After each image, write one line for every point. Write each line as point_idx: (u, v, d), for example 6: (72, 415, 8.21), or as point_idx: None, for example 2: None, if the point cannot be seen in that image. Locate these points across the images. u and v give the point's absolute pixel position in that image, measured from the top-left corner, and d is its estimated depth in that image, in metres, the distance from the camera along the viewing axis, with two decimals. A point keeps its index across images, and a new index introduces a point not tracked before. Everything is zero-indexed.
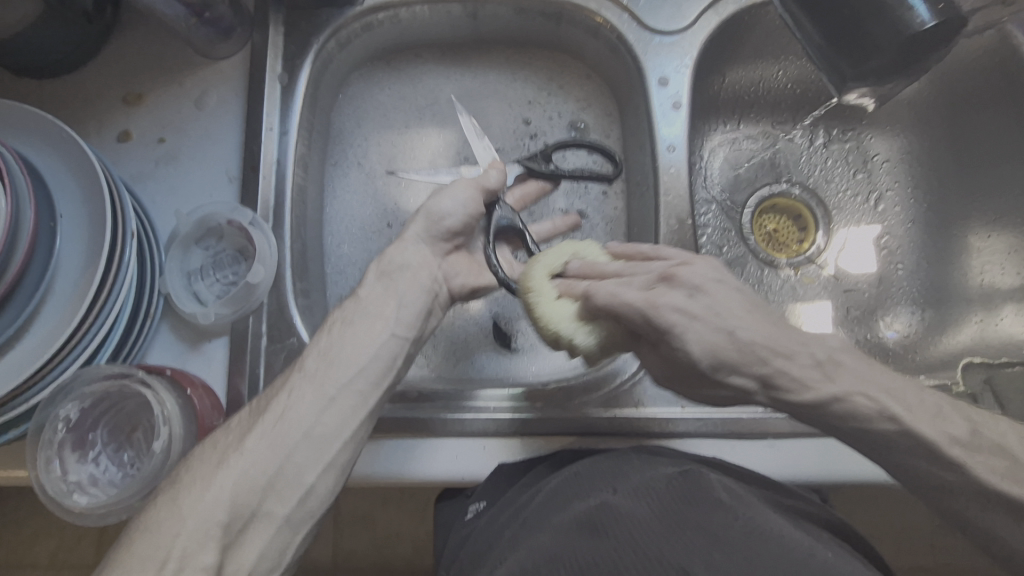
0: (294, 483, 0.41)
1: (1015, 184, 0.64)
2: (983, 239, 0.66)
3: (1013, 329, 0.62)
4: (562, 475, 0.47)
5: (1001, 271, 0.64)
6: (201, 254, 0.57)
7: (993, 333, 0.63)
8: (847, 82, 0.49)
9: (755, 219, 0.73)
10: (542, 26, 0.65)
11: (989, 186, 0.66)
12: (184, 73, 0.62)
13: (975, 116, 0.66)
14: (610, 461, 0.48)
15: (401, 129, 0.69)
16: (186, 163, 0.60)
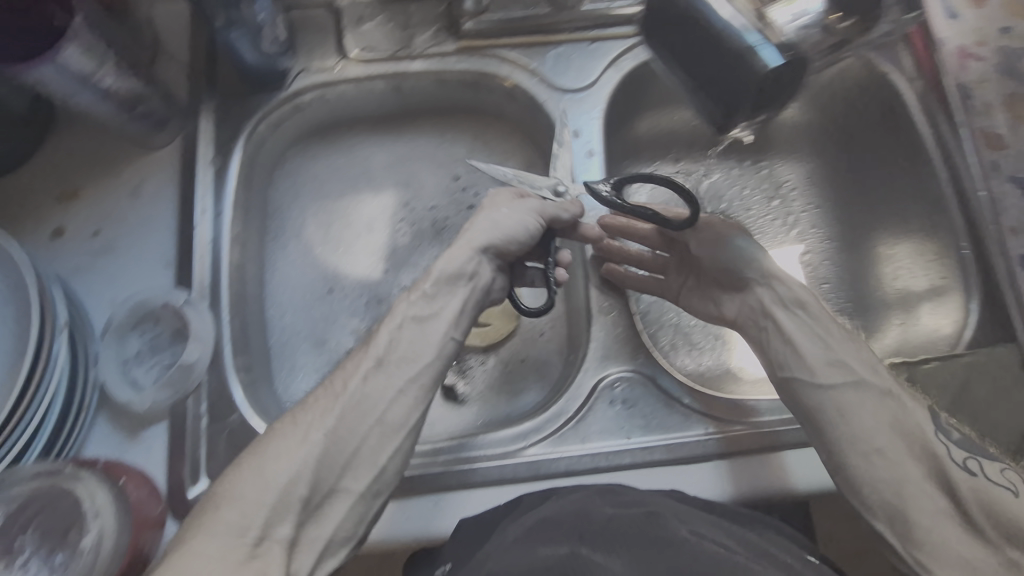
0: (287, 516, 0.42)
1: (913, 191, 0.68)
2: (889, 248, 0.70)
3: (932, 325, 0.65)
4: (527, 522, 0.46)
5: (911, 274, 0.68)
6: (137, 340, 0.57)
7: (915, 331, 0.66)
8: (716, 127, 0.52)
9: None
10: (462, 93, 0.70)
11: (889, 199, 0.71)
12: (118, 165, 0.63)
13: (865, 138, 0.72)
14: (575, 506, 0.46)
15: (337, 199, 0.72)
16: (123, 252, 0.60)
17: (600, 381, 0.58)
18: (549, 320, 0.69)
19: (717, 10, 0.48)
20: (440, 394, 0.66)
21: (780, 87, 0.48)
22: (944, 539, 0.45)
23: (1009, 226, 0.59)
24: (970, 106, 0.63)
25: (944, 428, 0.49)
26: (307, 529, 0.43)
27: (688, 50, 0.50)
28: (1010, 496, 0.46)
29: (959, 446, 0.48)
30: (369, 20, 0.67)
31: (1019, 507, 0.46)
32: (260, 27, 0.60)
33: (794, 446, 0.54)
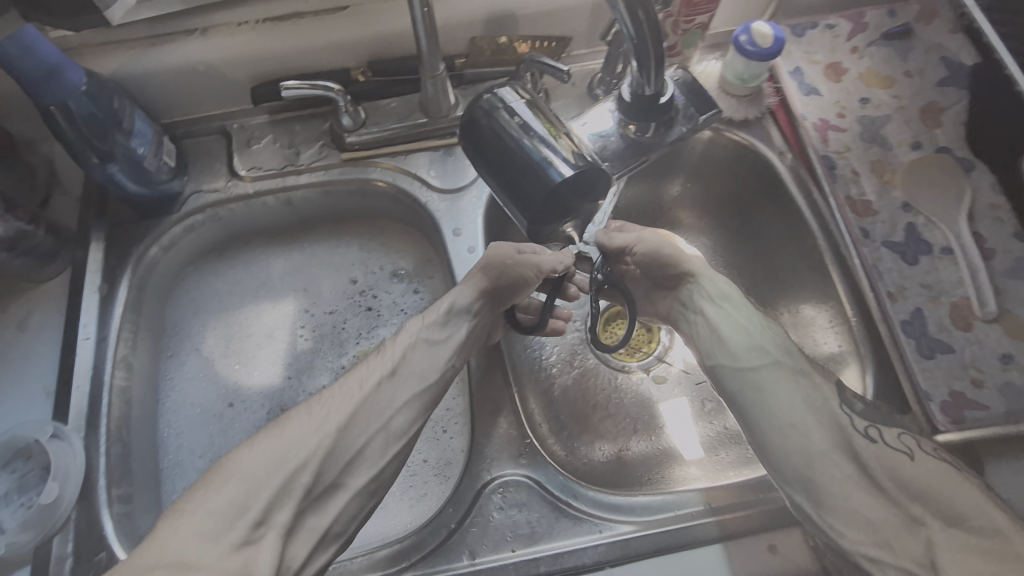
0: None
1: (809, 256, 0.66)
2: (815, 309, 0.67)
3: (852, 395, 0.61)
4: None
5: (830, 337, 0.65)
6: (7, 478, 0.55)
7: None
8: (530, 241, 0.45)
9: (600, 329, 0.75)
10: (351, 200, 0.72)
11: (789, 265, 0.69)
12: (9, 299, 0.63)
13: (757, 206, 0.71)
14: None
15: (238, 310, 0.71)
16: (6, 387, 0.60)
17: (487, 485, 0.56)
18: (453, 417, 0.65)
19: (518, 122, 0.43)
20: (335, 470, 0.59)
21: (579, 193, 0.43)
22: (858, 507, 0.45)
23: (886, 290, 0.59)
24: (835, 176, 0.64)
25: (849, 401, 0.50)
26: (305, 519, 0.43)
27: (486, 160, 0.44)
28: (908, 462, 0.46)
29: (862, 416, 0.49)
30: (258, 140, 0.70)
31: (920, 474, 0.46)
32: (141, 159, 0.62)
33: (681, 547, 0.52)
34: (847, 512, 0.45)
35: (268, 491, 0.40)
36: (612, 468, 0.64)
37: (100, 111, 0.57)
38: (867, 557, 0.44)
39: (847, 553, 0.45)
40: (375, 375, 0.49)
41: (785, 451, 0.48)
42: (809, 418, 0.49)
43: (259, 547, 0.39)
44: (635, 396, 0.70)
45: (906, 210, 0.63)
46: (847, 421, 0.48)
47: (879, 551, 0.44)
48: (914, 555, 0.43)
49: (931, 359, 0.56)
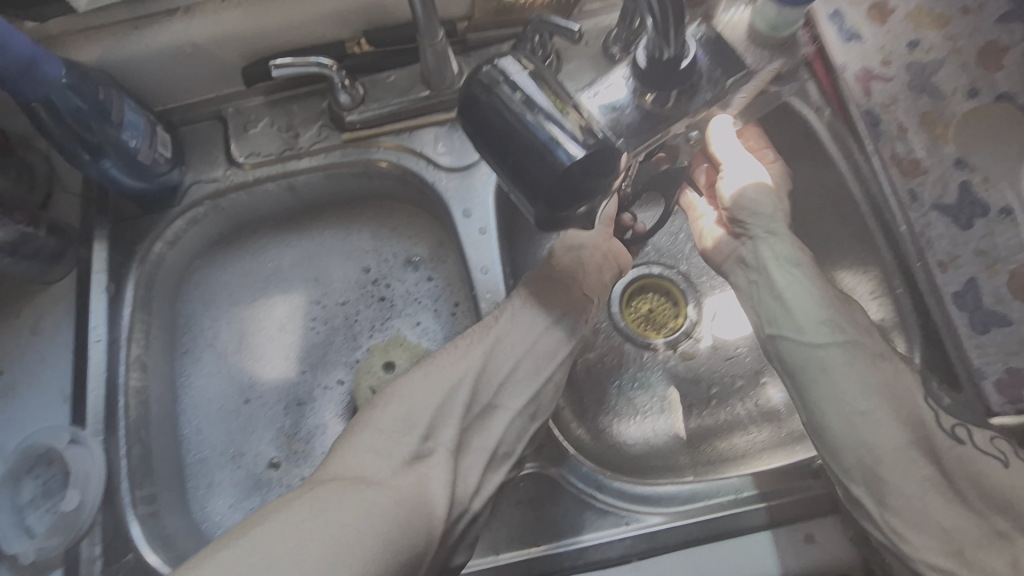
0: None
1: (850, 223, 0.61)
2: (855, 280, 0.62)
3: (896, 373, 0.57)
4: None
5: (874, 309, 0.60)
6: (32, 483, 0.56)
7: None
8: (541, 229, 0.41)
9: (624, 304, 0.70)
10: (356, 182, 0.69)
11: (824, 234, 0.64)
12: (20, 302, 0.63)
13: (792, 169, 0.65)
14: None
15: (249, 303, 0.70)
16: (23, 391, 0.60)
17: (507, 479, 0.54)
18: None
19: (521, 97, 0.38)
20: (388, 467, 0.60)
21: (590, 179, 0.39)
22: (927, 504, 0.44)
23: (935, 261, 0.54)
24: (879, 133, 0.58)
25: (934, 394, 0.48)
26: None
27: (486, 140, 0.40)
28: (999, 467, 0.45)
29: (946, 412, 0.47)
30: (255, 124, 0.67)
31: (999, 473, 0.45)
32: (135, 152, 0.60)
33: (710, 538, 0.50)
34: (906, 507, 0.44)
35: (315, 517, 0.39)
36: (637, 455, 0.62)
37: (85, 104, 0.54)
38: (935, 568, 0.44)
39: (908, 559, 0.44)
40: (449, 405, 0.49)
41: (856, 439, 0.46)
42: (879, 401, 0.46)
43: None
44: (662, 375, 0.66)
45: (961, 168, 0.57)
46: (930, 418, 0.47)
47: (945, 558, 0.43)
48: (996, 570, 0.42)
49: (984, 334, 0.52)
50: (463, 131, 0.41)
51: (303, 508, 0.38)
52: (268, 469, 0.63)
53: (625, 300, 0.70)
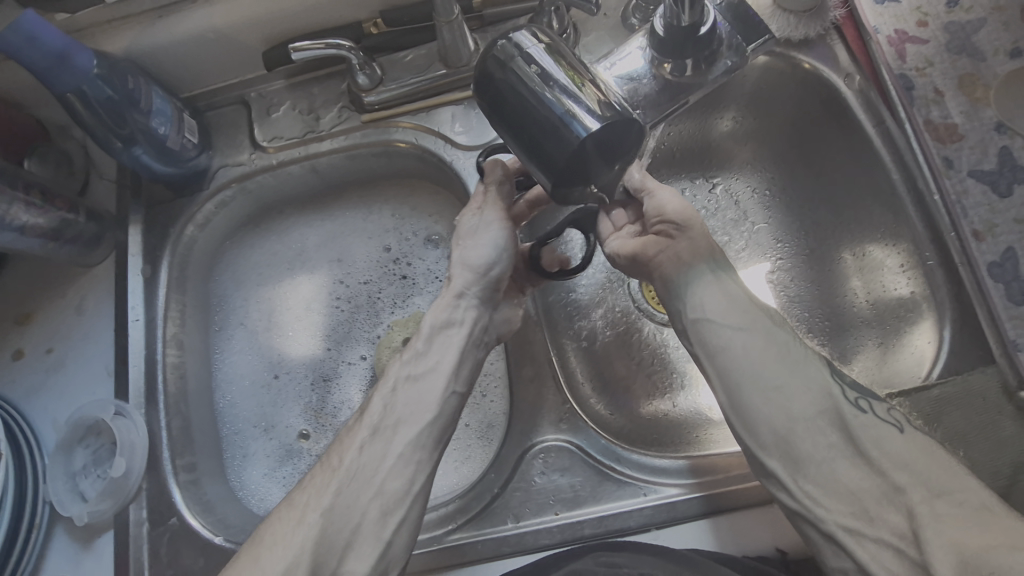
0: None
1: (878, 194, 0.59)
2: (885, 252, 0.59)
3: (926, 348, 0.54)
4: None
5: (903, 281, 0.58)
6: (83, 453, 0.60)
7: (908, 353, 0.56)
8: (554, 205, 0.41)
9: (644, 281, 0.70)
10: (377, 163, 0.69)
11: (852, 206, 0.62)
12: (65, 283, 0.66)
13: (819, 139, 0.63)
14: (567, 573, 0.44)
15: (277, 282, 0.72)
16: (71, 367, 0.63)
17: (528, 451, 0.55)
18: (493, 381, 0.65)
19: (536, 71, 0.38)
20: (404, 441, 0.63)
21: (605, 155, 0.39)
22: (836, 472, 0.40)
23: (970, 229, 0.52)
24: (912, 98, 0.56)
25: (840, 370, 0.44)
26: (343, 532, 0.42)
27: (501, 115, 0.39)
28: (897, 436, 0.40)
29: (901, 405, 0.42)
30: (277, 107, 0.68)
31: None
32: (164, 138, 0.62)
33: (731, 509, 0.50)
34: (842, 490, 0.40)
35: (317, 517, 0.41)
36: (658, 426, 0.62)
37: (116, 94, 0.56)
38: (844, 529, 0.39)
39: (819, 522, 0.40)
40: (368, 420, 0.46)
41: (766, 413, 0.42)
42: (793, 380, 0.42)
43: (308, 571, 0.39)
44: (683, 349, 0.66)
45: (1002, 132, 0.54)
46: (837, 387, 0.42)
47: (859, 523, 0.39)
48: (896, 529, 0.38)
49: (1023, 305, 0.50)
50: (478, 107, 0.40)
51: None
52: (299, 441, 0.66)
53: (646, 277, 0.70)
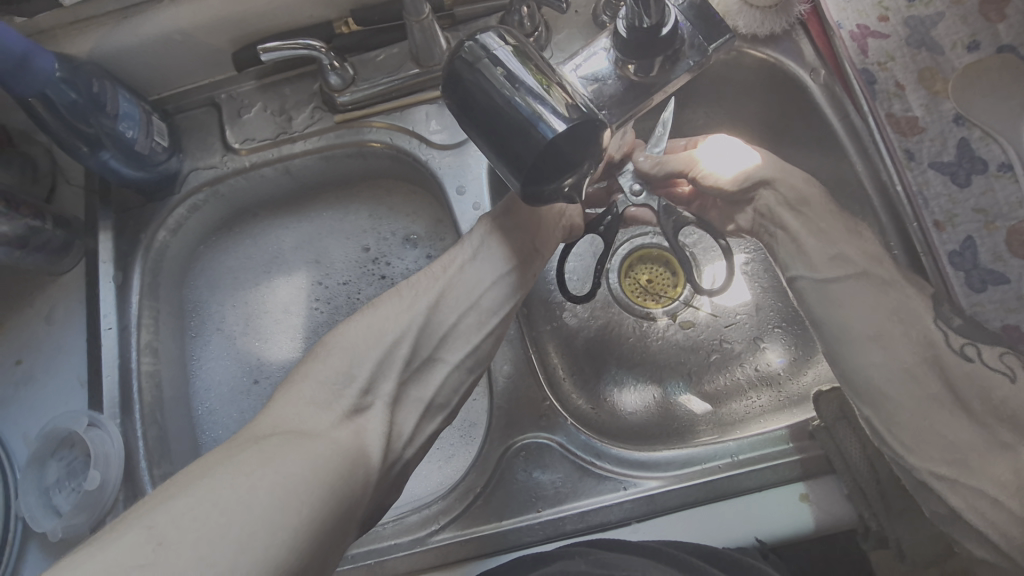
0: None
1: (844, 187, 0.60)
2: None
3: None
4: None
5: None
6: (55, 466, 0.58)
7: None
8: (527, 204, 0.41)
9: (621, 276, 0.70)
10: (351, 163, 0.69)
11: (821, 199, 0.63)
12: (34, 293, 0.65)
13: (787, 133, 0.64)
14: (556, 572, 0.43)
15: (253, 286, 0.71)
16: (42, 378, 0.62)
17: (510, 448, 0.56)
18: (475, 380, 0.65)
19: (504, 73, 0.38)
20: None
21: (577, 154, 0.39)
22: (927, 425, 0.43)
23: (932, 220, 0.54)
24: (875, 92, 0.57)
25: (943, 315, 0.47)
26: (409, 390, 0.47)
27: (471, 119, 0.39)
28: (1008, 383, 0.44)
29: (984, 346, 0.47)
30: (248, 109, 0.67)
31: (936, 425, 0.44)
32: (132, 143, 0.60)
33: (710, 500, 0.51)
34: (931, 440, 0.44)
35: (369, 362, 0.44)
36: (638, 420, 0.62)
37: (80, 98, 0.55)
38: (936, 476, 0.44)
39: (913, 469, 0.44)
40: (466, 250, 0.51)
41: (870, 365, 0.46)
42: None
43: (368, 416, 0.43)
44: (663, 343, 0.67)
45: (960, 124, 0.56)
46: (939, 338, 0.46)
47: (950, 468, 0.43)
48: (1000, 479, 0.42)
49: (982, 293, 0.52)
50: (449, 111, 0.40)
51: (251, 456, 0.34)
52: None
53: (625, 270, 0.71)
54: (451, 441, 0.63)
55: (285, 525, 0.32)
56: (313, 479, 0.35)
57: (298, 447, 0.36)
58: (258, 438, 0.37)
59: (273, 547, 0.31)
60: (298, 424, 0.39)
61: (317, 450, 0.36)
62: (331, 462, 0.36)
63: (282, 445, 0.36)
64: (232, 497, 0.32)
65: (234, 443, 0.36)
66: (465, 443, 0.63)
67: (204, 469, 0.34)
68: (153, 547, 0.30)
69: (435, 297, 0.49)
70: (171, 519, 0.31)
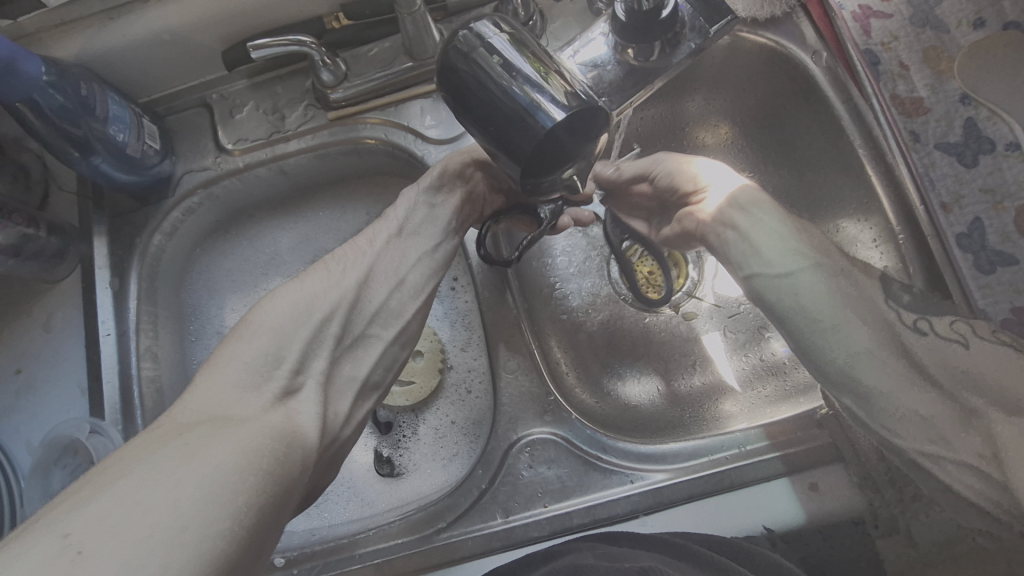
0: None
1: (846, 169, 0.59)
2: (857, 225, 0.59)
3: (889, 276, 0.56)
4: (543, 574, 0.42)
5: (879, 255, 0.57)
6: (60, 473, 0.57)
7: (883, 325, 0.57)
8: (525, 197, 0.41)
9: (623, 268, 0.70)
10: (347, 161, 0.68)
11: (823, 183, 0.62)
12: (31, 301, 0.64)
13: (788, 118, 0.63)
14: (568, 563, 0.42)
15: (252, 288, 0.71)
16: (42, 386, 0.62)
17: (515, 444, 0.56)
18: (479, 377, 0.65)
19: (500, 61, 0.37)
20: (372, 427, 0.63)
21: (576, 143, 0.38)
22: (904, 407, 0.42)
23: (939, 202, 0.53)
24: (879, 73, 0.56)
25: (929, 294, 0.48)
26: (342, 367, 0.47)
27: (468, 108, 0.38)
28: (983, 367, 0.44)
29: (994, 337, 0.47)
30: (240, 109, 0.66)
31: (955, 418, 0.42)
32: (124, 146, 0.59)
33: (719, 491, 0.51)
34: (903, 430, 0.42)
35: (299, 342, 0.43)
36: (642, 414, 0.62)
37: (68, 101, 0.54)
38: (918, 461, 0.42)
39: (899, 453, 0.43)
40: (393, 225, 0.53)
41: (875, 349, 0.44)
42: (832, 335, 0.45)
43: (301, 398, 0.41)
44: (666, 333, 0.66)
45: (966, 103, 0.55)
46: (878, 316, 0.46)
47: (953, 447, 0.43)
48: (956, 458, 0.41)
49: (991, 275, 0.51)
50: (445, 102, 0.39)
51: (171, 454, 0.32)
52: None
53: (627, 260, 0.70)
54: (456, 438, 0.63)
55: (220, 508, 0.30)
56: (250, 465, 0.33)
57: (223, 436, 0.34)
58: (180, 432, 0.34)
59: (219, 531, 0.29)
60: (224, 412, 0.37)
61: (248, 437, 0.34)
62: (262, 447, 0.34)
63: (208, 437, 0.33)
64: (153, 492, 0.29)
65: (150, 442, 0.33)
66: (469, 439, 0.62)
67: (122, 468, 0.31)
68: (68, 561, 0.26)
69: (360, 273, 0.50)
70: (87, 526, 0.28)
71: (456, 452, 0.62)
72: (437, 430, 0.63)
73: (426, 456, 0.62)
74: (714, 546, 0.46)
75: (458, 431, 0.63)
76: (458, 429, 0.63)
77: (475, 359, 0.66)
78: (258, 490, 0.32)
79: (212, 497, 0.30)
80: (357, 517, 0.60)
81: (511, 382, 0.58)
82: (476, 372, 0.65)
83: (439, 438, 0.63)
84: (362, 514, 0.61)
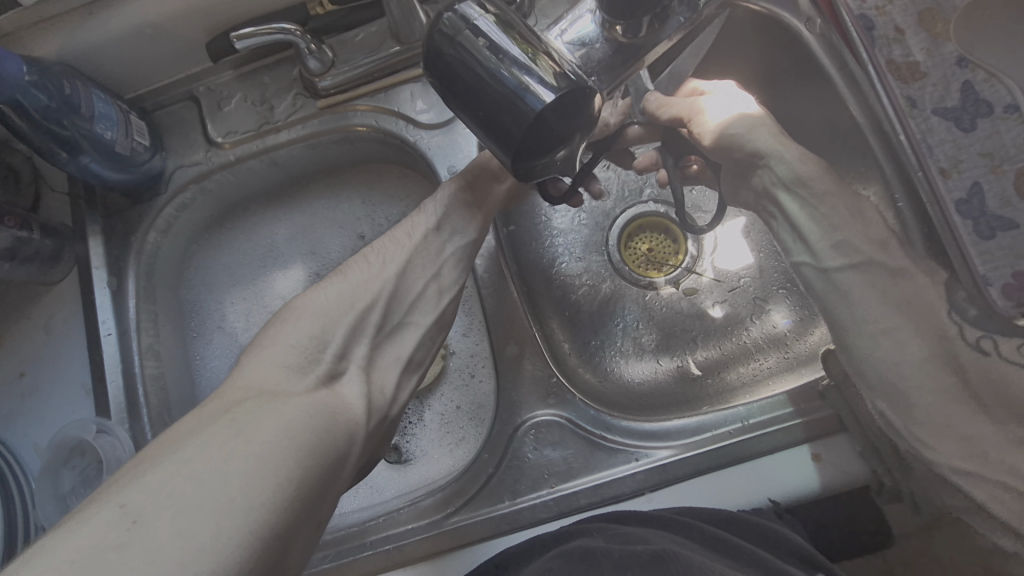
0: None
1: None
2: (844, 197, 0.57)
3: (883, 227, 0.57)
4: (552, 555, 0.42)
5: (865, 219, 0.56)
6: (69, 474, 0.58)
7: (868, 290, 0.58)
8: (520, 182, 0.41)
9: (623, 247, 0.69)
10: (339, 150, 0.68)
11: None
12: (30, 304, 0.64)
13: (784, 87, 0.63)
14: (580, 545, 0.42)
15: (250, 282, 0.70)
16: (47, 389, 0.62)
17: (519, 427, 0.56)
18: (481, 362, 0.65)
19: (486, 44, 0.36)
20: None
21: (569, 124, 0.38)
22: None
23: (937, 167, 0.51)
24: (874, 39, 0.54)
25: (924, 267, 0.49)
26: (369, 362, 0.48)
27: (457, 92, 0.37)
28: None
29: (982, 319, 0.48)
30: (228, 101, 0.65)
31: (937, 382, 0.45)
32: (111, 144, 0.59)
33: (724, 465, 0.51)
34: None
35: (344, 340, 0.45)
36: (647, 392, 0.62)
37: (51, 100, 0.53)
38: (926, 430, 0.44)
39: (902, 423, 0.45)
40: None
41: None
42: None
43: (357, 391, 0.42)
44: (667, 311, 0.66)
45: (963, 66, 0.52)
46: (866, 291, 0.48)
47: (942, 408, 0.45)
48: None
49: (991, 240, 0.49)
50: (433, 88, 0.39)
51: (222, 429, 0.33)
52: None
53: (625, 240, 0.69)
54: (461, 422, 0.63)
55: (266, 492, 0.31)
56: (287, 445, 0.33)
57: (269, 412, 0.35)
58: (229, 406, 0.35)
59: (259, 511, 0.30)
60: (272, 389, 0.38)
61: (295, 414, 0.35)
62: (304, 422, 0.36)
63: (256, 411, 0.35)
64: (209, 467, 0.31)
65: (200, 416, 0.35)
66: (474, 424, 0.63)
67: (180, 438, 0.33)
68: (129, 525, 0.28)
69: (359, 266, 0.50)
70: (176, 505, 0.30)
71: (461, 437, 0.62)
72: (443, 416, 0.64)
73: (433, 441, 0.63)
74: (721, 524, 0.46)
75: (462, 416, 0.63)
76: (462, 414, 0.63)
77: (476, 343, 0.66)
78: (298, 472, 0.33)
79: (265, 478, 0.31)
80: (368, 504, 0.61)
81: (513, 366, 0.59)
82: (478, 357, 0.65)
83: (445, 424, 0.63)
84: (371, 500, 0.61)
